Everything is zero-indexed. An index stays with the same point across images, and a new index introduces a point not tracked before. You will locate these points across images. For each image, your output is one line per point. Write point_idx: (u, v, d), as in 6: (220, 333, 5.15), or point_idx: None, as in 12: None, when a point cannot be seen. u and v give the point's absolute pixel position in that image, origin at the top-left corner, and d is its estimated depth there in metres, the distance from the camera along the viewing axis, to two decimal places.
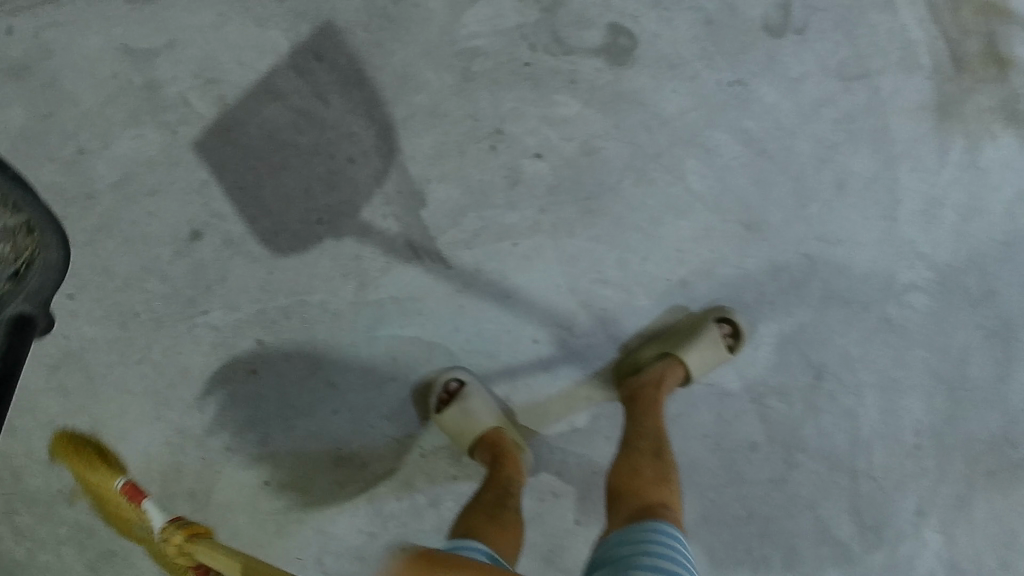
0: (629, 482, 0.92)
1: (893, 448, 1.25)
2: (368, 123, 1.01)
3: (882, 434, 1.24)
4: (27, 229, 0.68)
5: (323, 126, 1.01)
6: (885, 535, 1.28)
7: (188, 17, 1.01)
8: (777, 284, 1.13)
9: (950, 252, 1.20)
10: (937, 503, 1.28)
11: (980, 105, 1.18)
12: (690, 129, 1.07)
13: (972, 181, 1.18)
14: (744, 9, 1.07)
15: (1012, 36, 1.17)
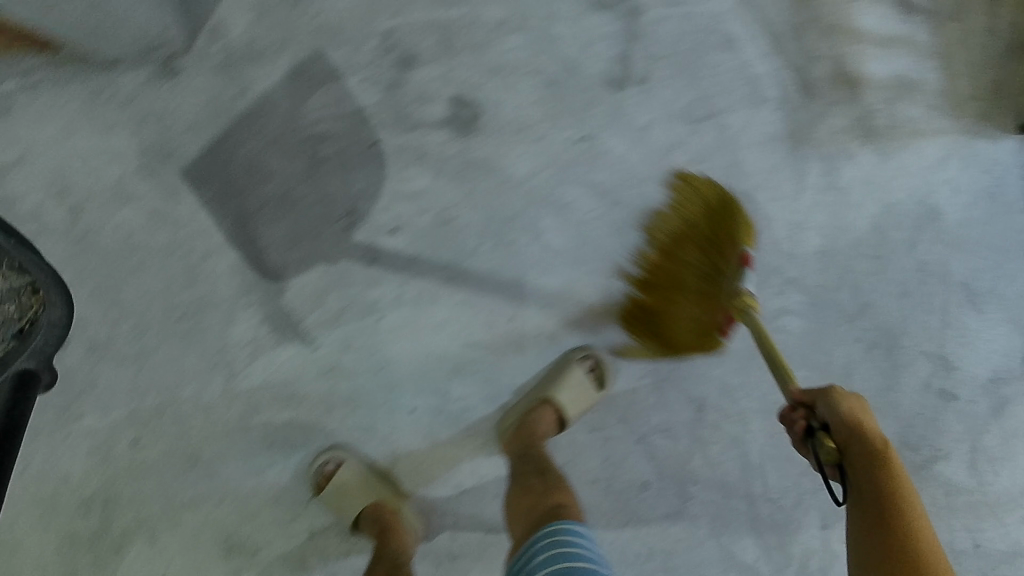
0: (524, 504, 0.98)
1: (786, 469, 1.28)
2: (219, 218, 1.02)
3: (774, 457, 1.28)
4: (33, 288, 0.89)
5: (176, 226, 1.03)
6: (794, 554, 1.30)
7: (35, 130, 1.01)
8: None
9: (819, 274, 1.22)
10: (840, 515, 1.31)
11: (834, 126, 1.19)
12: (540, 190, 1.09)
13: (834, 202, 1.21)
14: (584, 67, 1.08)
15: (861, 56, 1.20)
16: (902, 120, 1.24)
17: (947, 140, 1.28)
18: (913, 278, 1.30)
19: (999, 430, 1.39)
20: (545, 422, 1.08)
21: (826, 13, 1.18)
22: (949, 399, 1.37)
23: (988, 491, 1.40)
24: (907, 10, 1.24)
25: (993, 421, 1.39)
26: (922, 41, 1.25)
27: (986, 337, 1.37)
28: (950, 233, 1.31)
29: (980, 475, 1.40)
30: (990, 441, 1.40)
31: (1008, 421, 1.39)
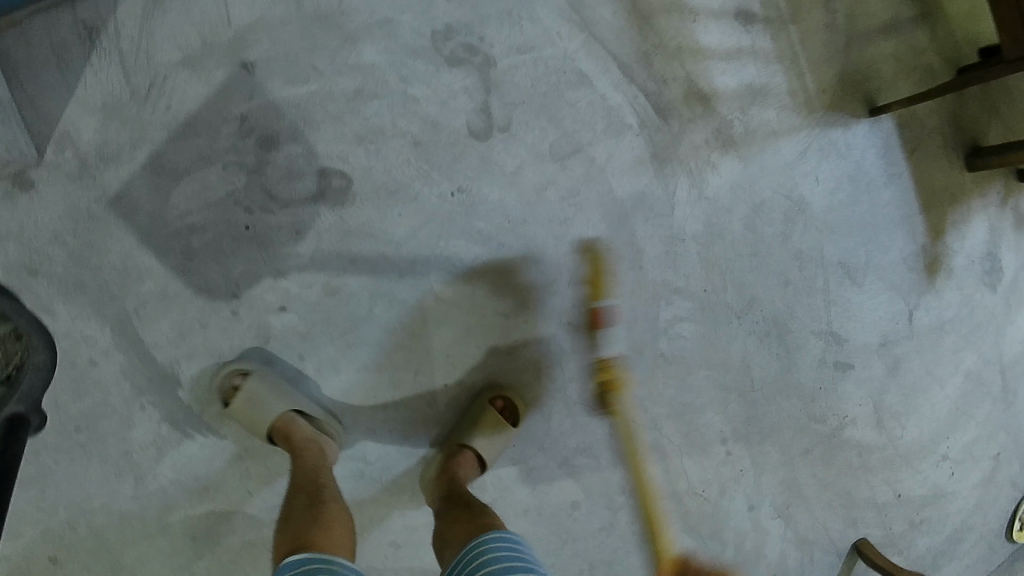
0: (453, 528, 0.96)
1: (705, 463, 1.36)
2: (99, 324, 1.00)
3: (692, 454, 1.34)
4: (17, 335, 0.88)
5: (54, 339, 1.00)
6: (723, 535, 1.41)
7: None
8: (551, 357, 1.20)
9: (703, 278, 1.29)
10: (764, 494, 1.43)
11: (696, 141, 1.26)
12: (423, 246, 1.12)
13: (705, 210, 1.28)
14: (446, 123, 1.12)
15: (709, 72, 1.28)
16: (757, 124, 1.32)
17: (803, 135, 1.37)
18: (793, 267, 1.38)
19: (899, 387, 1.50)
20: (466, 464, 1.10)
21: (668, 37, 1.24)
22: (847, 369, 1.46)
23: (899, 444, 1.52)
24: (746, 20, 1.31)
25: (891, 381, 1.49)
26: (766, 47, 1.33)
27: (872, 306, 1.46)
28: (820, 219, 1.40)
29: (888, 432, 1.51)
30: (892, 399, 1.50)
31: (904, 378, 1.50)
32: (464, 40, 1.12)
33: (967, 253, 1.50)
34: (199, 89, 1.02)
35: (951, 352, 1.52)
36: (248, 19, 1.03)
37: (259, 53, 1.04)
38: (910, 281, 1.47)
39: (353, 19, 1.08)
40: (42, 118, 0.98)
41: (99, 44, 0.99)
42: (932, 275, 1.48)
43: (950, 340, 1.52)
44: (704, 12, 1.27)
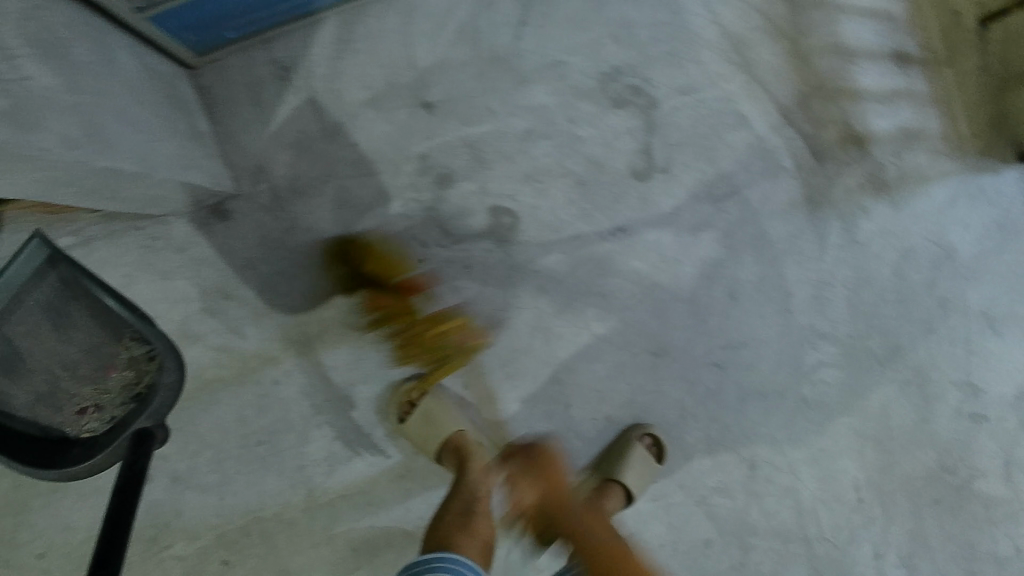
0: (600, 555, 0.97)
1: (836, 508, 1.29)
2: (286, 345, 1.08)
3: (825, 498, 1.29)
4: (149, 356, 0.99)
5: (245, 358, 1.08)
6: None
7: None
8: (696, 397, 1.22)
9: (848, 322, 1.27)
10: (891, 543, 1.29)
11: (849, 185, 1.25)
12: (579, 284, 1.14)
13: (853, 254, 1.26)
14: (609, 163, 1.14)
15: (866, 115, 1.26)
16: (910, 168, 1.28)
17: (953, 179, 1.29)
18: (935, 314, 1.29)
19: None
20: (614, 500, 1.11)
21: (825, 80, 1.23)
22: (981, 421, 1.30)
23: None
24: (904, 61, 1.28)
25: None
26: (919, 89, 1.29)
27: (1012, 357, 1.30)
28: (965, 265, 1.29)
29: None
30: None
31: None
32: (630, 81, 1.13)
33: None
34: (384, 128, 1.06)
35: None
36: (430, 59, 1.07)
37: (440, 93, 1.07)
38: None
39: (527, 59, 1.09)
40: (240, 153, 1.04)
41: (293, 82, 1.04)
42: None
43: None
44: (863, 54, 1.25)
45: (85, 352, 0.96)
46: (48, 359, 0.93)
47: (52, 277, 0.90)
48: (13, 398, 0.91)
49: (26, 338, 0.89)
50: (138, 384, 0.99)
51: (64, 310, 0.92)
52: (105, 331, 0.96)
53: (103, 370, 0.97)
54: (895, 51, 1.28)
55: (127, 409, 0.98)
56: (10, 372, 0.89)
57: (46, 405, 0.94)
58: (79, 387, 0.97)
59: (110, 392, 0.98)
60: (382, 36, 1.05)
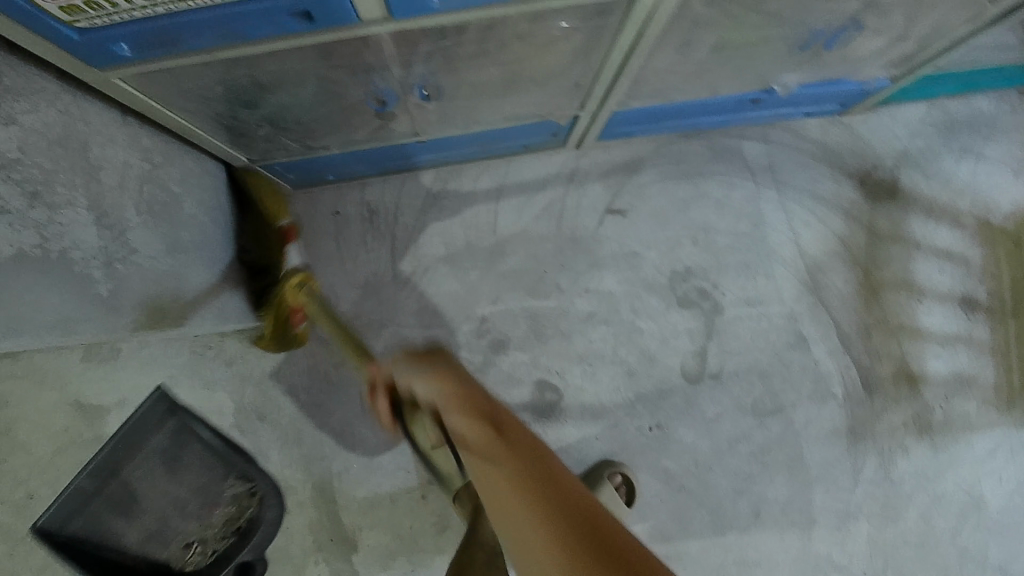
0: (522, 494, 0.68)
1: None
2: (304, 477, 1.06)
3: None
4: (250, 493, 1.03)
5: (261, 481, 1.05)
6: None
7: (142, 376, 1.02)
8: None
9: (867, 560, 1.20)
10: None
11: (893, 422, 1.22)
12: (603, 458, 1.11)
13: (886, 492, 1.21)
14: (662, 358, 1.13)
15: (923, 355, 1.24)
16: (957, 415, 1.25)
17: (997, 432, 1.25)
18: (953, 563, 1.20)
19: None
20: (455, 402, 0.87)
21: (891, 313, 1.22)
22: None
23: None
24: (971, 307, 1.26)
25: None
26: (982, 337, 1.26)
27: None
28: (993, 519, 1.22)
29: None
30: None
31: None
32: (700, 283, 1.14)
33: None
34: (453, 286, 1.07)
35: None
36: (511, 228, 1.09)
37: (512, 262, 1.09)
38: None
39: (605, 246, 1.11)
40: None
41: (377, 225, 1.07)
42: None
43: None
44: (931, 293, 1.24)
45: (193, 489, 1.00)
46: (161, 500, 0.97)
47: (168, 425, 0.98)
48: (125, 540, 0.93)
49: (141, 478, 0.94)
50: (240, 519, 1.02)
51: (177, 455, 0.98)
52: (210, 472, 1.01)
53: (207, 505, 1.01)
54: (963, 295, 1.26)
55: (228, 543, 1.01)
56: (131, 511, 0.94)
57: (154, 540, 0.97)
58: (188, 524, 1.00)
59: (212, 527, 1.01)
60: (471, 199, 1.09)
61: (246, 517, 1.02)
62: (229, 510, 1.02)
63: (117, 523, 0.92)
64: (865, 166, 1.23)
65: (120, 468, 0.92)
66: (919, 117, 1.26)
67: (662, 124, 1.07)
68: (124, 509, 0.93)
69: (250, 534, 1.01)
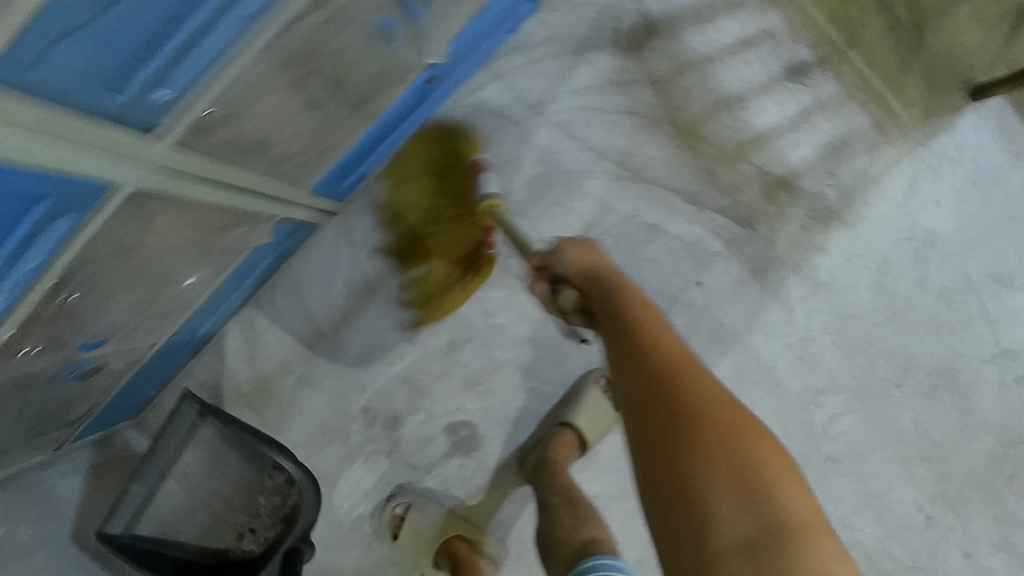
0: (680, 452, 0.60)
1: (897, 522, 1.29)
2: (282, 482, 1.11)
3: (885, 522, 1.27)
4: (288, 483, 1.11)
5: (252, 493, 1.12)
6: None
7: None
8: None
9: (846, 364, 1.21)
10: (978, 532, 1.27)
11: (791, 232, 1.16)
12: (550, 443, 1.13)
13: (827, 296, 1.19)
14: (540, 333, 1.12)
15: (782, 152, 1.15)
16: (851, 182, 1.17)
17: (905, 165, 1.20)
18: (939, 306, 1.24)
19: None
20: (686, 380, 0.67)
21: (725, 142, 1.13)
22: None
23: None
24: (802, 73, 1.15)
25: None
26: (832, 91, 1.16)
27: None
28: (953, 244, 1.24)
29: None
30: None
31: None
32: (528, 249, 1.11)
33: None
34: (321, 400, 1.12)
35: None
36: (331, 320, 1.12)
37: (356, 348, 1.11)
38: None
39: (422, 278, 1.11)
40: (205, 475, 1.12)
41: (224, 396, 1.12)
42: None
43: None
44: (754, 93, 1.14)
45: (235, 484, 1.13)
46: (198, 497, 1.12)
47: (205, 425, 1.07)
48: (179, 535, 1.10)
49: (186, 478, 1.10)
50: (284, 506, 1.10)
51: (222, 454, 1.12)
52: (252, 466, 1.12)
53: (254, 498, 1.12)
54: (787, 69, 1.15)
55: (276, 529, 1.10)
56: (182, 510, 1.11)
57: (212, 534, 1.12)
58: (240, 515, 1.12)
59: (263, 515, 1.11)
60: (282, 320, 1.12)
61: (287, 504, 1.09)
62: (274, 498, 1.11)
63: (169, 522, 1.10)
64: (607, 24, 1.11)
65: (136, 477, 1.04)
66: None
67: (384, 144, 1.00)
68: (176, 510, 1.10)
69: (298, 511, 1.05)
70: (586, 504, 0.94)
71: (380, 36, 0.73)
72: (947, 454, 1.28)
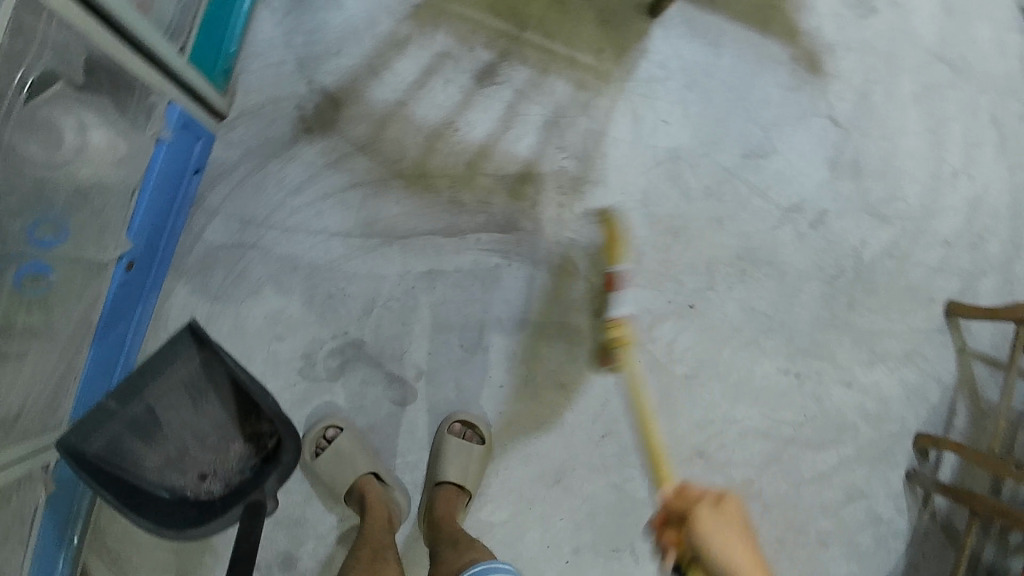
0: None
1: (775, 396, 1.40)
2: (261, 420, 1.03)
3: (760, 400, 1.39)
4: (265, 433, 1.02)
5: (217, 442, 1.04)
6: (848, 420, 1.45)
7: None
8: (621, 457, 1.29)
9: (659, 296, 1.30)
10: (835, 360, 1.45)
11: (552, 213, 1.23)
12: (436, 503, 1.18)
13: (613, 250, 1.26)
14: (379, 414, 1.16)
15: (509, 149, 1.20)
16: (581, 144, 1.24)
17: (620, 103, 1.27)
18: (714, 204, 1.34)
19: (870, 180, 1.48)
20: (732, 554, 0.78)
21: (454, 167, 1.18)
22: (820, 225, 1.43)
23: (893, 219, 1.49)
24: (491, 73, 1.20)
25: (855, 187, 1.47)
26: (525, 74, 1.21)
27: (793, 160, 1.41)
28: (697, 147, 1.32)
29: (890, 219, 1.48)
30: (867, 193, 1.48)
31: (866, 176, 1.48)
32: (328, 349, 1.14)
33: (824, 18, 1.48)
34: None
35: (886, 103, 1.50)
36: None
37: None
38: (797, 104, 1.42)
39: None
40: None
41: None
42: (818, 72, 1.45)
43: (880, 93, 1.50)
44: (457, 111, 1.18)
45: (218, 423, 1.04)
46: (181, 430, 1.02)
47: (194, 362, 1.01)
48: (148, 461, 0.98)
49: (166, 405, 1.01)
50: (254, 456, 1.02)
51: (199, 388, 1.03)
52: (233, 410, 1.04)
53: (225, 443, 1.04)
54: (476, 75, 1.19)
55: (242, 477, 1.01)
56: (150, 433, 0.99)
57: (174, 469, 1.00)
58: (206, 454, 1.03)
59: (231, 460, 1.03)
60: None
61: (259, 452, 1.01)
62: (248, 444, 1.03)
63: (139, 444, 0.98)
64: (293, 115, 1.12)
65: (148, 391, 0.99)
66: (272, 24, 1.13)
67: (138, 311, 1.05)
68: (145, 433, 0.98)
69: (261, 471, 0.97)
70: (469, 541, 0.97)
71: (35, 279, 0.77)
72: (786, 319, 1.40)
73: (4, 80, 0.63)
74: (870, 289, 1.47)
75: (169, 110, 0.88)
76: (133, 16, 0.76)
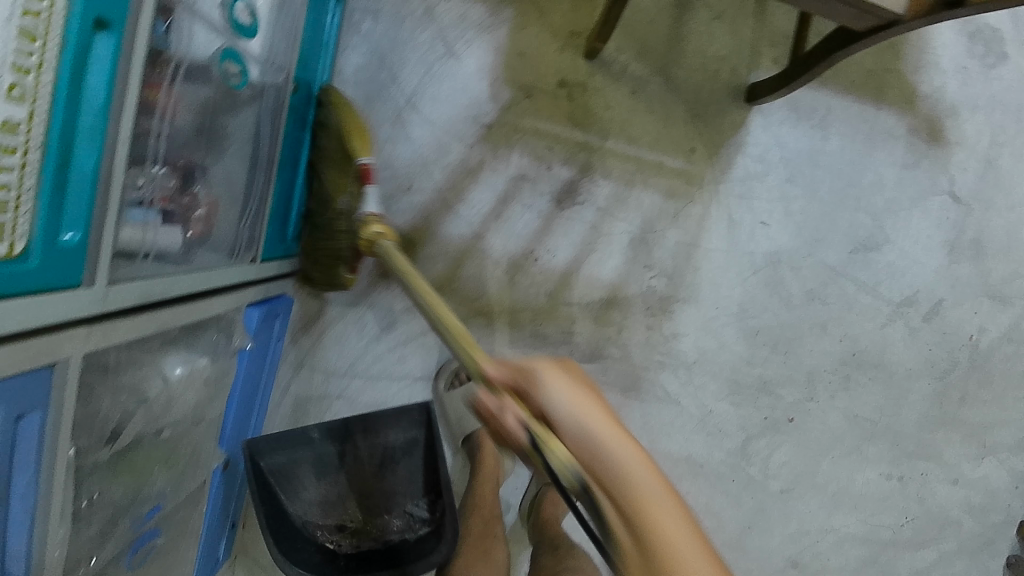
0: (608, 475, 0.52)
1: (875, 503, 1.31)
2: (415, 497, 0.94)
3: (857, 505, 1.30)
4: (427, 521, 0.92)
5: (361, 500, 0.94)
6: (953, 518, 1.34)
7: None
8: None
9: (755, 409, 1.22)
10: (944, 458, 1.32)
11: (638, 335, 1.15)
12: None
13: (703, 368, 1.18)
14: None
15: (591, 272, 1.12)
16: (670, 260, 1.14)
17: (713, 209, 1.14)
18: (817, 309, 1.21)
19: (998, 255, 1.27)
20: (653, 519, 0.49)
21: (533, 297, 1.11)
22: (935, 315, 1.27)
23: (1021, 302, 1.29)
24: (572, 190, 1.10)
25: (980, 269, 1.27)
26: (607, 188, 1.11)
27: (910, 249, 1.25)
28: (799, 247, 1.18)
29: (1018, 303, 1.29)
30: (994, 271, 1.28)
31: (994, 250, 1.27)
32: None
33: (956, 65, 1.23)
34: None
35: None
36: None
37: None
38: (914, 183, 1.24)
39: None
40: None
41: None
42: (939, 138, 1.24)
43: (1010, 156, 1.26)
44: (536, 238, 1.10)
45: (403, 486, 0.94)
46: (353, 479, 0.93)
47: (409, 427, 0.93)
48: (303, 492, 0.90)
49: (356, 459, 0.93)
50: (398, 536, 0.92)
51: (392, 458, 0.94)
52: (422, 484, 0.94)
53: (382, 505, 0.94)
54: (554, 196, 1.10)
55: (376, 549, 0.90)
56: (327, 469, 0.91)
57: (323, 508, 0.92)
58: (356, 510, 0.94)
59: (373, 528, 0.93)
60: None
61: (402, 537, 0.91)
62: (416, 510, 0.94)
63: (311, 475, 0.90)
64: (367, 259, 1.08)
65: (350, 441, 0.92)
66: None
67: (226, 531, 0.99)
68: (323, 468, 0.91)
69: (399, 557, 0.88)
70: (568, 547, 0.95)
71: (142, 549, 0.76)
72: (891, 423, 1.29)
73: (94, 409, 0.61)
74: (986, 379, 1.31)
75: (247, 313, 0.89)
76: (190, 278, 0.72)
